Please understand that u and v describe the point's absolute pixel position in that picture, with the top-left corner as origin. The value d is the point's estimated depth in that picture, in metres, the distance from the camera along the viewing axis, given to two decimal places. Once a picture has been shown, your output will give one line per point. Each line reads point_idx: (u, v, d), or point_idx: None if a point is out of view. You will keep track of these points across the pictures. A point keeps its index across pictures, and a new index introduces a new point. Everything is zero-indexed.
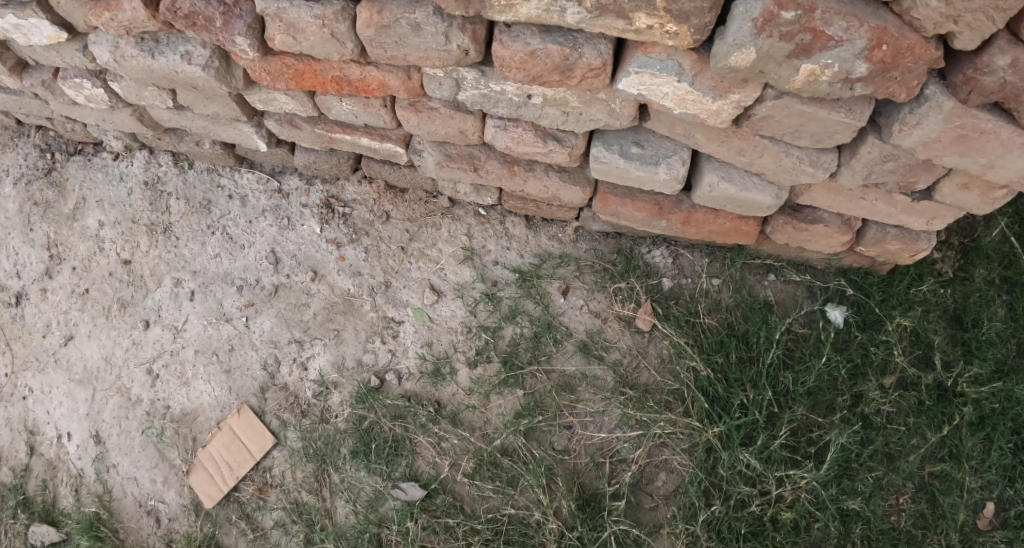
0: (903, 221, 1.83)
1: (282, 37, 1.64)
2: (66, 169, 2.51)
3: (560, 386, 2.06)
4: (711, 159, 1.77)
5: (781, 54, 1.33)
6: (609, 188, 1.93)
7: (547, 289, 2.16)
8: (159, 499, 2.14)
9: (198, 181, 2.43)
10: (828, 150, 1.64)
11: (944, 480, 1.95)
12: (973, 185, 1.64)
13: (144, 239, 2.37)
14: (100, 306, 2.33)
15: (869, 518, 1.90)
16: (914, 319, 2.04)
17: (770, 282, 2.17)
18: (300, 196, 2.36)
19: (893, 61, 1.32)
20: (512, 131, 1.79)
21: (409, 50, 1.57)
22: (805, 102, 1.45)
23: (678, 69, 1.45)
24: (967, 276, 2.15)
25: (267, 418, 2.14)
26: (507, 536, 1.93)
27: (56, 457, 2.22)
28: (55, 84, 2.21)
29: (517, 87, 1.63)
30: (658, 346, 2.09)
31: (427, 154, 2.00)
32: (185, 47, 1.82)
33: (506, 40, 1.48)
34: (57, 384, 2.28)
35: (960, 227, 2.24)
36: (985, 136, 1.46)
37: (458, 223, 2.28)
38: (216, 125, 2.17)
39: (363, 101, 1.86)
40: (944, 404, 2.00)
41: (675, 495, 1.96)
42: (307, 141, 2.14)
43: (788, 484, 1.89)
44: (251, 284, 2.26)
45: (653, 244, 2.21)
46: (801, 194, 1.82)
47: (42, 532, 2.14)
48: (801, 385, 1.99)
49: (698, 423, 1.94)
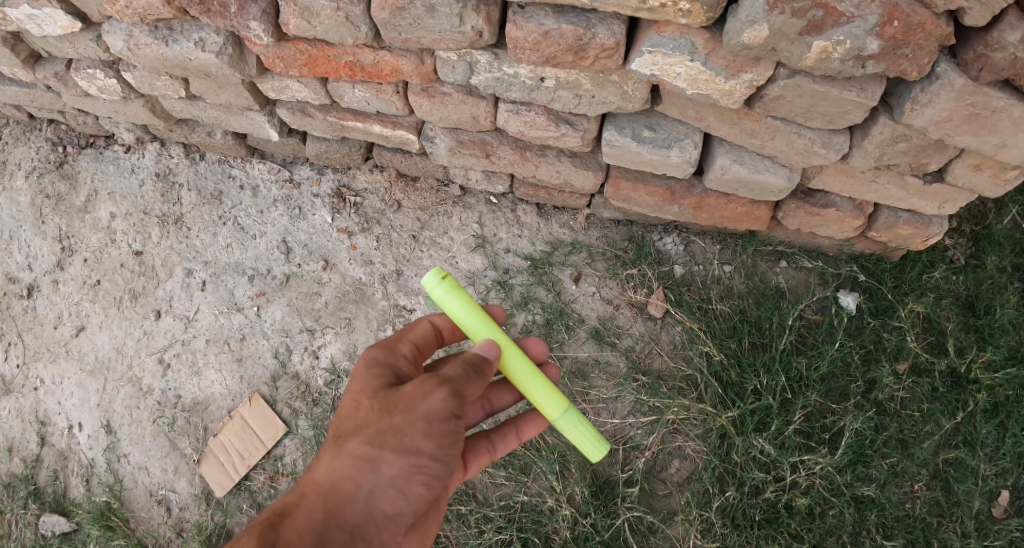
0: (915, 205, 1.82)
1: (296, 22, 1.65)
2: (78, 163, 2.53)
3: (573, 373, 2.06)
4: (723, 142, 1.77)
5: (793, 31, 1.34)
6: (622, 173, 1.93)
7: (559, 277, 2.16)
8: (170, 488, 2.14)
9: (210, 172, 2.45)
10: (841, 132, 1.64)
11: (958, 467, 1.93)
12: (985, 165, 1.63)
13: (155, 230, 2.38)
14: (111, 297, 2.33)
15: (883, 505, 1.89)
16: (927, 305, 2.02)
17: (782, 269, 2.16)
18: (311, 186, 2.37)
19: (905, 37, 1.32)
20: (525, 116, 1.79)
21: (422, 32, 1.58)
22: (817, 81, 1.46)
23: (690, 48, 1.46)
24: (979, 263, 2.12)
25: (279, 407, 2.14)
26: (520, 524, 1.93)
27: (67, 447, 2.22)
28: (68, 76, 2.22)
29: (530, 70, 1.63)
30: (671, 333, 2.09)
31: (439, 141, 2.00)
32: (199, 34, 1.83)
33: (519, 21, 1.49)
34: (69, 374, 2.28)
35: (971, 215, 2.20)
36: (996, 114, 1.46)
37: (469, 212, 2.28)
38: (229, 115, 2.19)
39: (376, 88, 1.87)
40: (957, 390, 1.98)
41: (689, 482, 1.95)
42: (319, 130, 2.15)
43: (803, 470, 1.88)
44: (263, 274, 2.27)
45: (665, 232, 2.21)
46: (814, 177, 1.82)
47: (53, 522, 2.14)
48: (814, 371, 1.98)
49: (711, 408, 1.93)
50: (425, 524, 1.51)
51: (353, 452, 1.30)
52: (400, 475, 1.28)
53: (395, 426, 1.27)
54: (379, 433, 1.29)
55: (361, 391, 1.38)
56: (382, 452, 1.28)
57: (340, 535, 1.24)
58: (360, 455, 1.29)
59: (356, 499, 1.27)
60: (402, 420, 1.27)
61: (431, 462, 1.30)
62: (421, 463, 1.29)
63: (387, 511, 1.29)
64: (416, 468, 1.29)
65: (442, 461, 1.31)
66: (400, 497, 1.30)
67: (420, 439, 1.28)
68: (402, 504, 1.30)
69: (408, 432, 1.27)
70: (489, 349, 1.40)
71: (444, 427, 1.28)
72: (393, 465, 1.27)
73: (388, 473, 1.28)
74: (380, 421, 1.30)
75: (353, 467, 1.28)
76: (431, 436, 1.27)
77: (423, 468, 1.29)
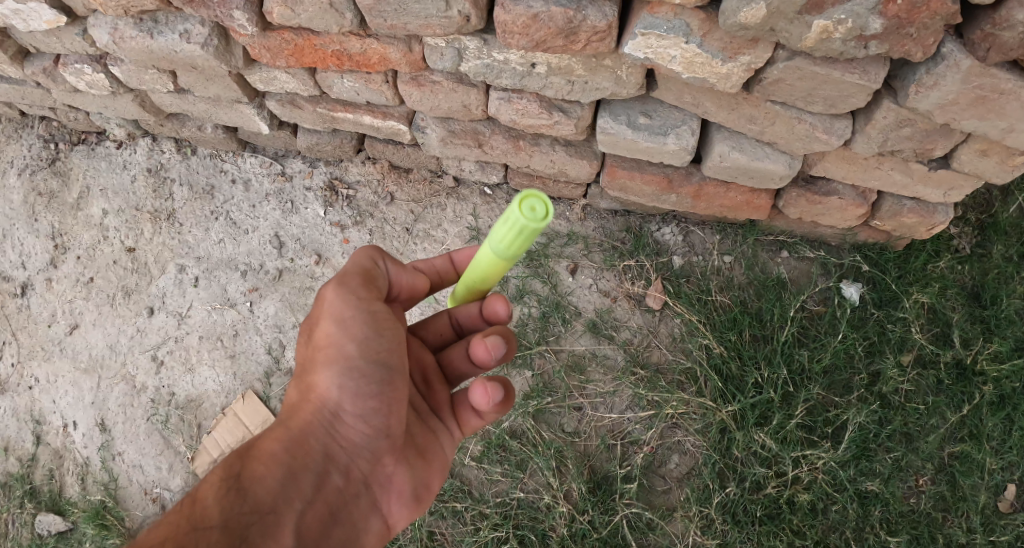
0: (919, 193, 1.76)
1: (280, 10, 1.61)
2: (70, 159, 2.50)
3: (569, 367, 2.02)
4: (721, 129, 1.72)
5: (792, 10, 1.28)
6: (617, 161, 1.88)
7: (555, 268, 2.13)
8: (165, 486, 2.11)
9: (202, 166, 2.42)
10: (843, 117, 1.58)
11: (964, 461, 1.88)
12: (993, 150, 1.57)
13: (148, 226, 2.35)
14: (104, 294, 2.30)
15: (888, 500, 1.84)
16: (932, 295, 1.96)
17: (784, 260, 2.11)
18: (304, 179, 2.34)
19: (909, 16, 1.26)
20: (516, 103, 1.75)
21: (408, 18, 1.54)
22: (818, 63, 1.41)
23: (685, 30, 1.42)
24: (985, 253, 2.05)
25: (273, 403, 2.12)
26: (516, 521, 1.89)
27: (62, 446, 2.18)
28: (56, 72, 2.18)
29: (521, 55, 1.59)
30: (670, 325, 2.04)
31: (431, 131, 1.97)
32: (184, 26, 1.79)
33: (507, 5, 1.44)
34: (63, 373, 2.25)
35: (976, 203, 2.12)
36: (1005, 97, 1.40)
37: (463, 203, 2.24)
38: (218, 108, 2.15)
39: (365, 77, 1.83)
40: (964, 383, 1.92)
41: (689, 477, 1.91)
42: (310, 122, 2.12)
43: (805, 465, 1.83)
44: (255, 269, 2.24)
45: (663, 222, 2.16)
46: (815, 164, 1.76)
47: (49, 521, 2.11)
48: (816, 363, 1.93)
49: (711, 402, 1.89)
50: (424, 463, 1.44)
51: (303, 379, 1.30)
52: (346, 388, 1.25)
53: (330, 340, 1.28)
54: (318, 354, 1.29)
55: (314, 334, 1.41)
56: (321, 370, 1.27)
57: (306, 462, 1.25)
58: (307, 379, 1.29)
59: (315, 424, 1.27)
60: (332, 332, 1.28)
61: (371, 369, 1.25)
62: (362, 373, 1.25)
63: (349, 432, 1.28)
64: (358, 378, 1.24)
65: (382, 365, 1.26)
66: (356, 417, 1.27)
67: (348, 343, 1.24)
68: (362, 423, 1.27)
69: (338, 342, 1.26)
70: None
71: (370, 319, 1.26)
72: (332, 380, 1.25)
73: (332, 391, 1.25)
74: (319, 345, 1.32)
75: (304, 393, 1.29)
76: (359, 338, 1.25)
77: (365, 379, 1.25)
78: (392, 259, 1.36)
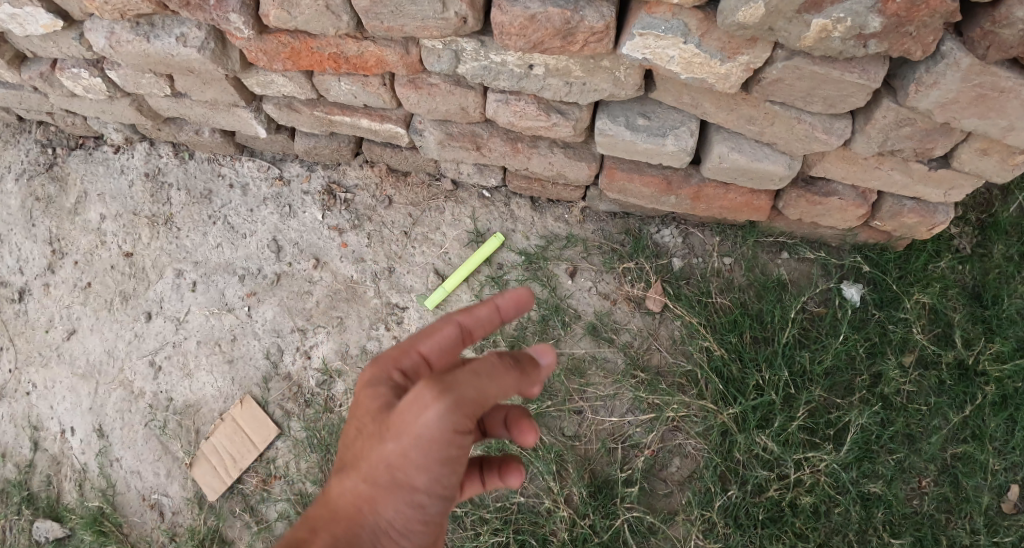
0: (920, 193, 1.75)
1: (276, 13, 1.61)
2: (68, 164, 2.49)
3: (569, 370, 2.01)
4: (721, 130, 1.71)
5: (792, 8, 1.27)
6: (616, 162, 1.88)
7: (554, 271, 2.12)
8: (163, 492, 2.10)
9: (200, 171, 2.41)
10: (842, 117, 1.57)
11: (967, 462, 1.87)
12: (993, 149, 1.56)
13: (145, 231, 2.34)
14: (102, 299, 2.30)
15: (890, 502, 1.82)
16: (933, 295, 1.95)
17: (784, 261, 2.10)
18: (302, 183, 2.34)
19: (909, 14, 1.25)
20: (514, 105, 1.74)
21: (405, 20, 1.54)
22: (818, 62, 1.40)
23: (683, 29, 1.41)
24: (986, 253, 2.04)
25: (271, 408, 2.11)
26: (516, 525, 1.89)
27: (59, 452, 2.17)
28: (53, 76, 2.17)
29: (518, 57, 1.58)
30: (670, 327, 2.03)
31: (428, 134, 1.96)
32: (180, 30, 1.78)
33: (504, 6, 1.43)
34: (60, 378, 2.23)
35: (976, 203, 2.11)
36: (1005, 95, 1.39)
37: (461, 207, 2.24)
38: (215, 112, 2.15)
39: (362, 80, 1.82)
40: (965, 383, 1.91)
41: (690, 481, 1.90)
42: (307, 125, 2.11)
43: (806, 467, 1.82)
44: (253, 273, 2.23)
45: (662, 224, 2.15)
46: (815, 165, 1.76)
47: (47, 527, 2.09)
48: (817, 365, 1.91)
49: (713, 405, 1.88)
50: None
51: (348, 488, 1.15)
52: (401, 513, 1.14)
53: (388, 459, 1.11)
54: (371, 469, 1.13)
55: (356, 423, 1.20)
56: (375, 489, 1.13)
57: None
58: (356, 489, 1.15)
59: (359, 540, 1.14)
60: (396, 453, 1.10)
61: (429, 500, 1.14)
62: (419, 502, 1.14)
63: None
64: (414, 508, 1.14)
65: (444, 497, 1.16)
66: (402, 537, 1.16)
67: (416, 474, 1.11)
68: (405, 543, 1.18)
69: (403, 466, 1.11)
70: (543, 354, 1.27)
71: (444, 453, 1.10)
72: (390, 504, 1.13)
73: (386, 514, 1.14)
74: (368, 450, 1.14)
75: (351, 505, 1.14)
76: (425, 467, 1.10)
77: (421, 508, 1.15)
78: (487, 378, 1.10)
